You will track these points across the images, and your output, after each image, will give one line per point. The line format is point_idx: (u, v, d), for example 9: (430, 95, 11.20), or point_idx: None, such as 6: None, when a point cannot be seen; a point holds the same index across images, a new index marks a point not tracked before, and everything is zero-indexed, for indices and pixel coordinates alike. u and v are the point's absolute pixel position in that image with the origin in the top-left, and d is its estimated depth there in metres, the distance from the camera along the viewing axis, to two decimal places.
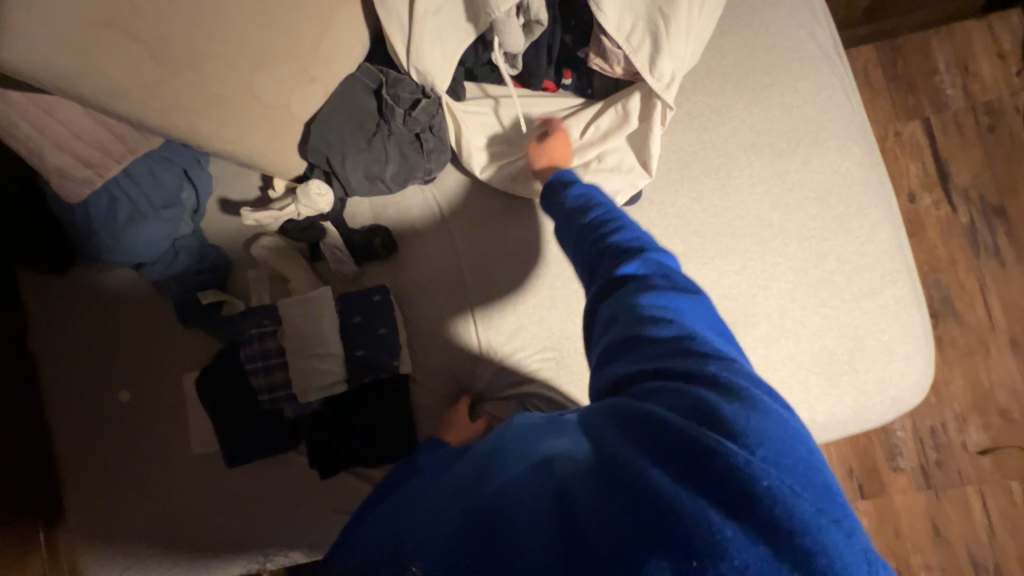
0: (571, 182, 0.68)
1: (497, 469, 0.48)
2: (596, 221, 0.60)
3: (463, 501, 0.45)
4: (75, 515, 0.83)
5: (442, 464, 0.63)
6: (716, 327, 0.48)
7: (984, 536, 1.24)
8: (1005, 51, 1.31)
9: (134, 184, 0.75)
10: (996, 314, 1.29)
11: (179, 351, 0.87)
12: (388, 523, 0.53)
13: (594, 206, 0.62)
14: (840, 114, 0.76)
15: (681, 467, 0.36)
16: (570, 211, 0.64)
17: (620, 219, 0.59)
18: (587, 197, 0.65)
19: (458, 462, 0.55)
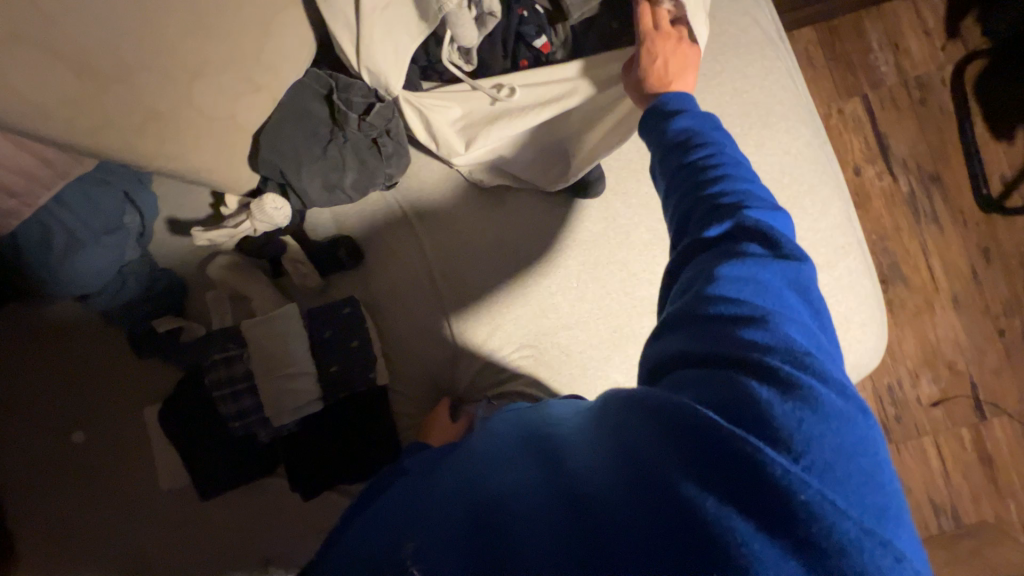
0: (679, 111, 0.56)
1: (504, 459, 0.51)
2: (694, 165, 0.52)
3: (465, 494, 0.49)
4: (38, 568, 0.78)
5: (427, 472, 0.63)
6: (803, 310, 0.44)
7: (941, 480, 1.34)
8: (931, 27, 1.39)
9: (66, 210, 0.69)
10: (938, 275, 1.38)
11: (137, 382, 0.82)
12: (381, 540, 0.54)
13: (700, 145, 0.53)
14: (788, 95, 0.77)
15: (717, 471, 0.36)
16: (670, 147, 0.55)
17: (726, 166, 0.51)
18: (695, 132, 0.54)
19: (450, 471, 0.56)
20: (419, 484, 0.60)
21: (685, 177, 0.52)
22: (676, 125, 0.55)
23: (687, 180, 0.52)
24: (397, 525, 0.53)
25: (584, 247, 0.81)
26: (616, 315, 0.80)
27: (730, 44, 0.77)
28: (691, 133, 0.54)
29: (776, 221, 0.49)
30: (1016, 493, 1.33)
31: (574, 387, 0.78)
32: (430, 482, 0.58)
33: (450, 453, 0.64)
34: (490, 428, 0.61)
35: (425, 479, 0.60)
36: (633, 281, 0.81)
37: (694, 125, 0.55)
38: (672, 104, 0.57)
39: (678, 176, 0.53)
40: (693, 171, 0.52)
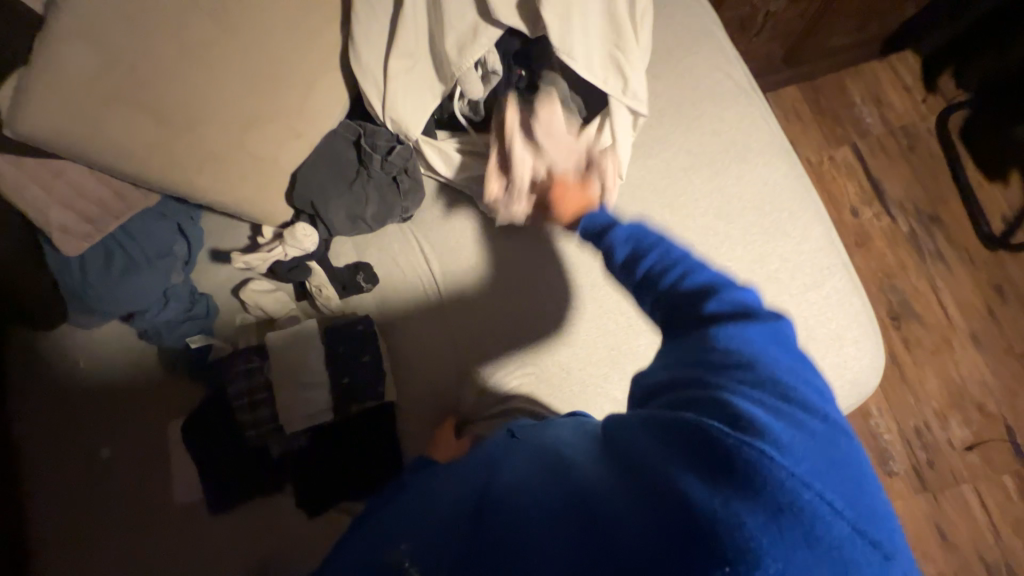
0: (611, 225, 0.63)
1: (518, 482, 0.51)
2: (648, 275, 0.58)
3: (473, 528, 0.48)
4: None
5: (432, 481, 0.66)
6: (788, 354, 0.48)
7: (988, 534, 1.24)
8: (909, 83, 1.50)
9: (130, 238, 0.81)
10: (952, 312, 1.36)
11: (166, 398, 0.88)
12: (389, 544, 0.56)
13: (648, 253, 0.59)
14: (763, 134, 0.84)
15: (723, 474, 0.38)
16: (621, 263, 0.60)
17: (680, 263, 0.56)
18: (640, 238, 0.60)
19: (460, 483, 0.59)
20: (424, 496, 0.62)
21: (644, 289, 0.58)
22: (621, 237, 0.61)
23: (653, 288, 0.57)
24: (401, 537, 0.55)
25: (583, 272, 0.86)
26: (613, 334, 0.83)
27: (707, 93, 0.85)
28: (637, 245, 0.60)
29: (746, 294, 0.53)
30: None
31: (574, 404, 0.80)
32: (436, 498, 0.59)
33: (456, 467, 0.66)
34: (498, 449, 0.63)
35: (433, 495, 0.62)
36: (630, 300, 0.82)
37: (637, 234, 0.60)
38: (608, 222, 0.63)
39: (644, 284, 0.58)
40: (653, 281, 0.57)
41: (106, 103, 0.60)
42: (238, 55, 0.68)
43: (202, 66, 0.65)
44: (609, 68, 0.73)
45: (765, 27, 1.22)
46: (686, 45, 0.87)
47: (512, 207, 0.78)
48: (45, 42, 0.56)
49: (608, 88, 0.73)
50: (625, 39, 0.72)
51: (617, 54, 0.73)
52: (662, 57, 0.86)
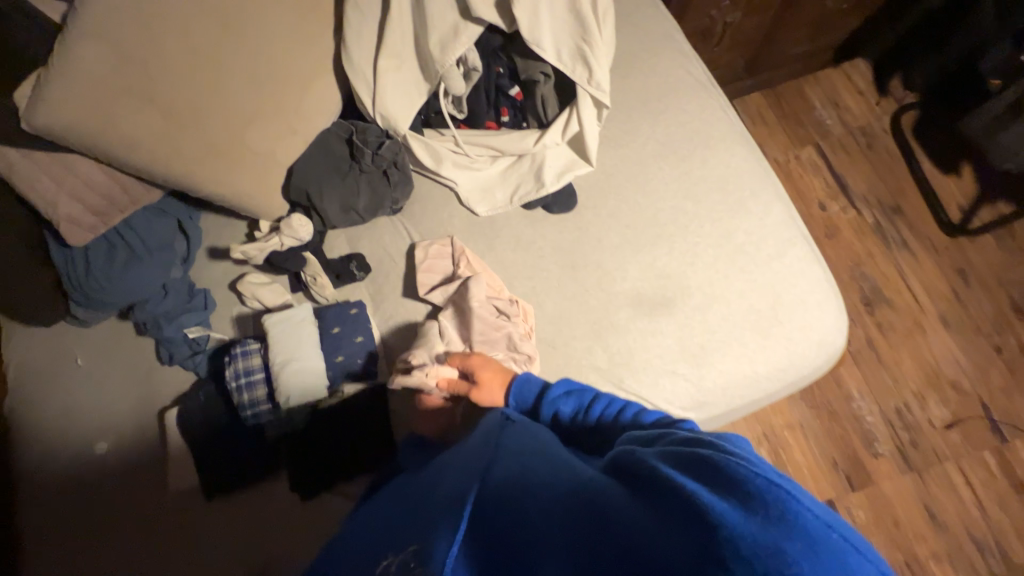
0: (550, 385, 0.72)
1: (524, 478, 0.49)
2: (596, 419, 0.66)
3: (474, 519, 0.46)
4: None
5: (417, 483, 0.65)
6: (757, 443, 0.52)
7: (975, 511, 1.27)
8: (863, 88, 1.62)
9: (133, 232, 0.85)
10: (921, 297, 1.43)
11: (164, 390, 0.90)
12: (387, 528, 0.57)
13: (594, 404, 0.68)
14: (722, 122, 0.91)
15: (739, 495, 0.37)
16: (570, 415, 0.68)
17: (623, 408, 0.66)
18: (583, 396, 0.69)
19: (450, 478, 0.57)
20: (418, 488, 0.63)
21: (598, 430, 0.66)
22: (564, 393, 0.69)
23: (607, 432, 0.65)
24: (398, 530, 0.54)
25: (566, 253, 0.87)
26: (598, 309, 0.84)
27: (670, 88, 0.93)
28: (577, 400, 0.69)
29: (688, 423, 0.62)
30: None
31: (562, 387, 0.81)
32: (433, 490, 0.58)
33: (451, 455, 0.67)
34: (494, 433, 0.62)
35: (427, 488, 0.61)
36: (607, 278, 0.85)
37: (575, 390, 0.70)
38: (543, 383, 0.72)
39: (597, 433, 0.66)
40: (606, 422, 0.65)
41: (119, 99, 0.68)
42: (236, 55, 0.74)
43: (206, 67, 0.73)
44: (576, 60, 0.80)
45: (724, 37, 1.33)
46: (649, 47, 0.95)
47: (426, 373, 0.76)
48: (66, 43, 0.65)
49: (576, 78, 0.81)
50: (591, 31, 0.78)
51: (584, 45, 0.79)
52: (628, 58, 0.95)
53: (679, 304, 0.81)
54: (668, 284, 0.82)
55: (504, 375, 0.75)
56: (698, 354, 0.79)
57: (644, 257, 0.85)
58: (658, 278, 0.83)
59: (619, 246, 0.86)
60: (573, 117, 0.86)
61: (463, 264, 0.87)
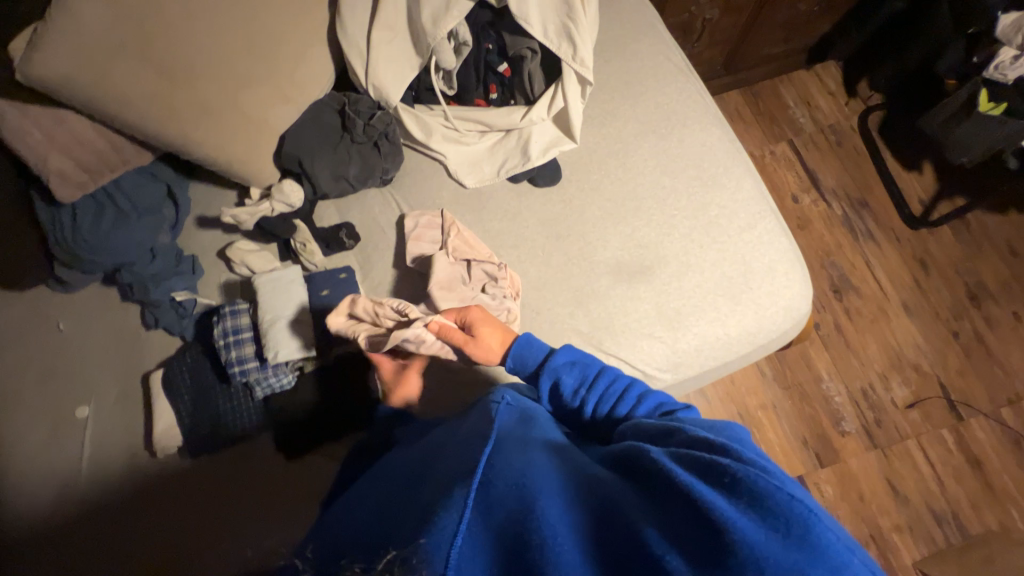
0: (555, 352, 0.72)
1: (531, 463, 0.49)
2: (597, 393, 0.68)
3: (481, 499, 0.45)
4: (38, 541, 0.79)
5: (408, 459, 0.65)
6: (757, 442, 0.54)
7: (934, 485, 1.34)
8: (833, 89, 1.71)
9: (122, 193, 0.86)
10: (885, 285, 1.51)
11: (147, 353, 0.89)
12: (381, 501, 0.56)
13: (596, 378, 0.69)
14: (698, 105, 0.97)
15: (761, 511, 0.38)
16: (570, 386, 0.69)
17: (624, 387, 0.68)
18: (585, 368, 0.70)
19: (447, 460, 0.55)
20: (413, 462, 0.62)
21: (596, 402, 0.68)
22: (568, 364, 0.70)
23: (606, 406, 0.67)
24: (392, 507, 0.53)
25: (551, 224, 0.91)
26: (579, 278, 0.87)
27: (651, 72, 0.99)
28: (581, 372, 0.70)
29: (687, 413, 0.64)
30: (1012, 497, 1.32)
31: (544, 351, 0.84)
32: (429, 469, 0.57)
33: (446, 430, 0.67)
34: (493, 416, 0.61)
35: (421, 465, 0.60)
36: (590, 247, 0.89)
37: (578, 362, 0.71)
38: (548, 350, 0.73)
39: (596, 407, 0.68)
40: (606, 398, 0.67)
41: (115, 55, 0.70)
42: (235, 23, 0.78)
43: (202, 29, 0.75)
44: (561, 36, 0.85)
45: (704, 34, 1.40)
46: (632, 33, 1.01)
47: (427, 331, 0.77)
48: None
49: (560, 54, 0.85)
50: (575, 12, 0.83)
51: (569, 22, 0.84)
52: (611, 43, 1.00)
53: (656, 272, 0.86)
54: (646, 253, 0.87)
55: (504, 333, 0.76)
56: (674, 318, 0.83)
57: (624, 228, 0.89)
58: (638, 248, 0.87)
59: (601, 217, 0.90)
60: (558, 94, 0.91)
61: (453, 236, 0.89)
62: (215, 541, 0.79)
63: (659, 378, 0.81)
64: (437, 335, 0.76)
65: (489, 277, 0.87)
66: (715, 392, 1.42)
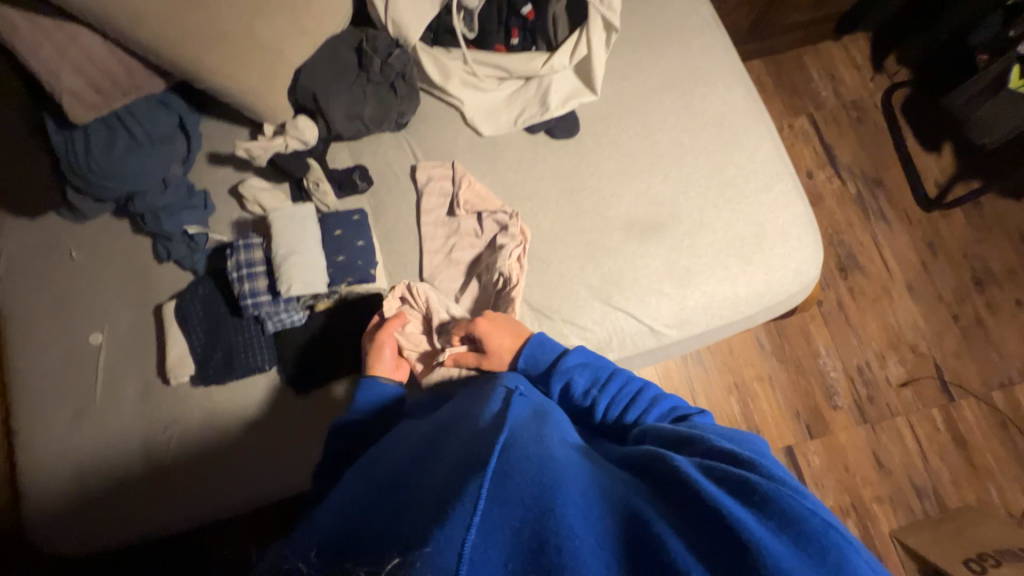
0: (567, 352, 0.72)
1: (548, 458, 0.46)
2: (610, 395, 0.68)
3: (495, 491, 0.42)
4: (57, 458, 0.83)
5: (408, 437, 0.62)
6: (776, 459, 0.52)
7: (918, 461, 1.38)
8: (860, 62, 1.65)
9: (134, 119, 0.84)
10: (891, 265, 1.51)
11: (158, 284, 0.90)
12: (381, 484, 0.52)
13: (609, 381, 0.68)
14: (723, 61, 0.95)
15: (795, 535, 0.36)
16: (582, 389, 0.69)
17: (637, 392, 0.67)
18: (596, 371, 0.70)
19: (454, 441, 0.53)
20: (413, 443, 0.58)
21: (608, 404, 0.67)
22: (579, 367, 0.70)
23: (619, 410, 0.66)
24: (390, 495, 0.48)
25: (565, 177, 0.90)
26: (591, 231, 0.87)
27: (676, 25, 0.96)
28: (593, 374, 0.70)
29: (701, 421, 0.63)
30: (992, 475, 1.36)
31: (554, 301, 0.85)
32: (435, 453, 0.53)
33: (452, 407, 0.65)
34: (504, 403, 0.57)
35: (424, 448, 0.56)
36: (604, 202, 0.88)
37: (590, 365, 0.71)
38: (560, 350, 0.73)
39: (608, 409, 0.67)
40: (619, 402, 0.67)
41: None
42: None
43: None
44: None
45: None
46: None
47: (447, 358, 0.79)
48: None
49: None
50: None
51: None
52: None
53: (669, 229, 0.86)
54: (660, 210, 0.86)
55: (516, 335, 0.76)
56: (683, 276, 0.84)
57: (640, 184, 0.88)
58: (652, 205, 0.87)
59: (617, 173, 0.89)
60: (580, 41, 0.90)
61: (464, 188, 0.89)
62: (228, 465, 0.83)
63: (664, 334, 0.83)
64: (454, 365, 0.78)
65: (500, 226, 0.88)
66: (712, 361, 1.44)
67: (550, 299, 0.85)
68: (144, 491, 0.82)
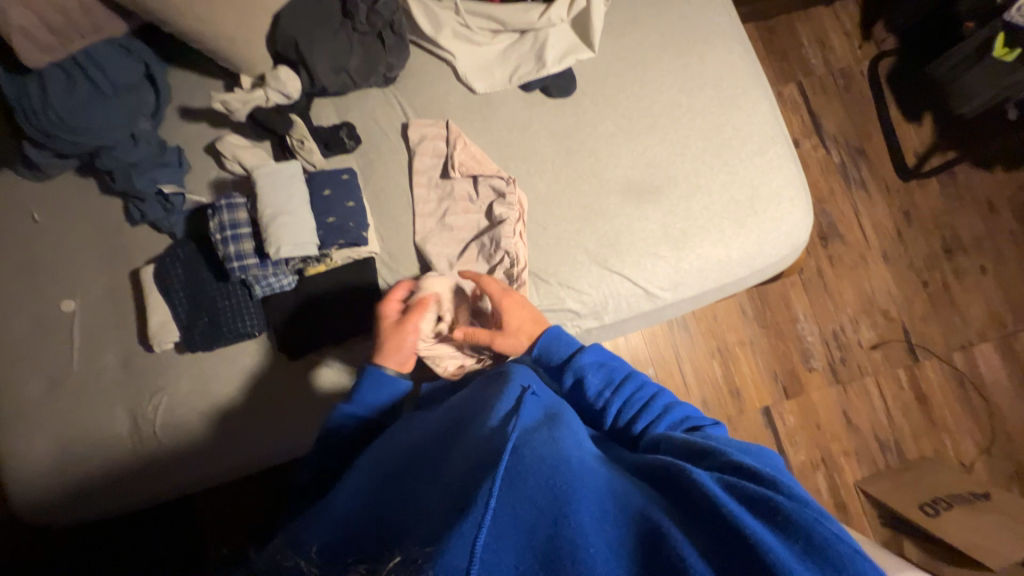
0: (581, 349, 0.69)
1: (563, 460, 0.46)
2: (623, 397, 0.66)
3: (509, 495, 0.43)
4: (36, 428, 0.80)
5: (413, 434, 0.61)
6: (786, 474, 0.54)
7: (883, 417, 1.47)
8: (850, 29, 1.64)
9: (95, 66, 0.77)
10: (868, 233, 1.56)
11: (131, 246, 0.85)
12: (387, 478, 0.53)
13: (624, 383, 0.67)
14: (722, 19, 0.92)
15: (818, 559, 0.38)
16: (596, 389, 0.67)
17: (653, 398, 0.66)
18: (610, 371, 0.68)
19: (465, 441, 0.51)
20: (419, 442, 0.58)
21: (620, 408, 0.65)
22: (594, 366, 0.68)
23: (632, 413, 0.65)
24: (400, 499, 0.48)
25: (562, 137, 0.88)
26: (587, 193, 0.86)
27: None
28: (607, 374, 0.68)
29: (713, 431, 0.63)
30: (948, 430, 1.47)
31: (550, 264, 0.84)
32: (444, 447, 0.54)
33: (459, 403, 0.64)
34: (516, 403, 0.56)
35: (431, 443, 0.57)
36: (600, 164, 0.87)
37: (604, 365, 0.69)
38: (574, 346, 0.71)
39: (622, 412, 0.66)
40: (634, 405, 0.65)
41: None
42: None
43: None
44: None
45: None
46: None
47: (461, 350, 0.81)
48: None
49: None
50: None
51: None
52: None
53: (666, 192, 0.85)
54: (657, 172, 0.86)
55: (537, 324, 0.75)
56: (678, 238, 0.84)
57: (637, 145, 0.87)
58: (649, 167, 0.86)
59: (614, 133, 0.88)
60: None
61: (459, 149, 0.85)
62: (217, 433, 0.81)
63: (659, 297, 0.84)
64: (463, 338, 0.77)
65: (498, 192, 0.86)
66: (697, 326, 1.48)
67: (546, 262, 0.84)
68: (131, 461, 0.80)
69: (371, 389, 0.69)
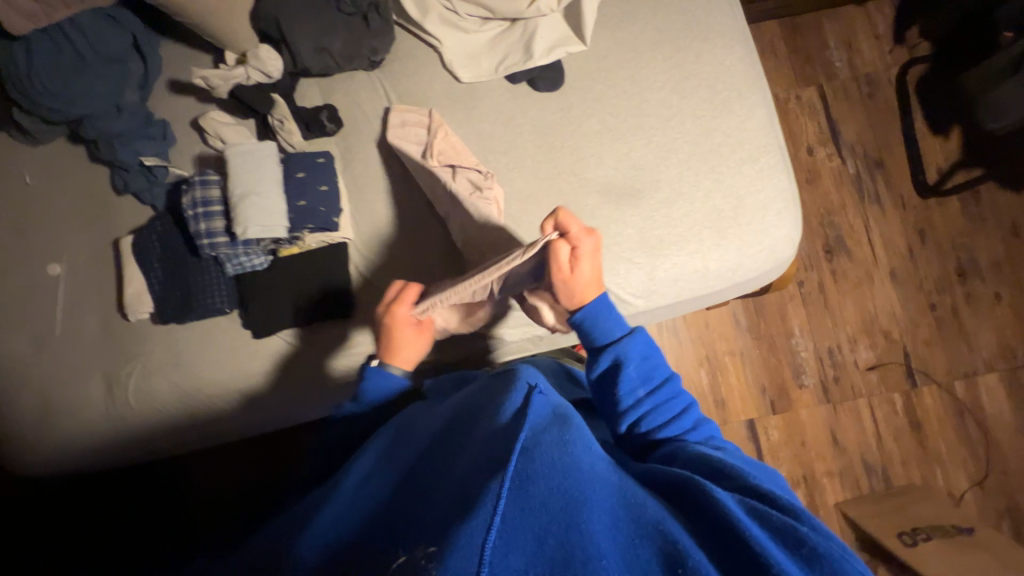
0: (628, 335, 0.68)
1: (574, 466, 0.44)
2: (655, 401, 0.65)
3: (520, 496, 0.39)
4: (18, 384, 0.83)
5: (415, 435, 0.59)
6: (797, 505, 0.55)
7: (873, 440, 1.43)
8: (881, 31, 1.55)
9: (81, 36, 0.78)
10: (878, 250, 1.49)
11: (114, 216, 0.87)
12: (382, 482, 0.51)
13: (659, 384, 0.66)
14: (724, 17, 0.87)
15: None
16: (630, 382, 0.66)
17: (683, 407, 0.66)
18: (649, 368, 0.67)
19: (472, 441, 0.49)
20: (421, 445, 0.56)
21: (648, 411, 0.65)
22: (637, 356, 0.67)
23: (659, 416, 0.65)
24: (398, 501, 0.46)
25: (545, 132, 0.86)
26: (565, 192, 0.84)
27: None
28: (648, 370, 0.67)
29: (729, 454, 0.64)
30: (941, 459, 1.42)
31: None
32: (448, 445, 0.52)
33: (467, 399, 0.62)
34: (525, 400, 0.52)
35: (435, 442, 0.55)
36: (582, 163, 0.84)
37: (646, 358, 0.67)
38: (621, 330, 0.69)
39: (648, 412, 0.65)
40: (663, 409, 0.65)
41: None
42: None
43: None
44: None
45: None
46: None
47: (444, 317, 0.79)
48: None
49: None
50: None
51: None
52: None
53: (647, 196, 0.83)
54: (641, 175, 0.83)
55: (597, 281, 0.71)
56: (656, 245, 0.82)
57: (621, 145, 0.84)
58: (633, 169, 0.83)
59: (598, 131, 0.85)
60: None
61: (438, 138, 0.84)
62: (186, 402, 0.84)
63: (630, 303, 0.82)
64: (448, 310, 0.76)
65: (474, 185, 0.82)
66: (687, 333, 1.45)
67: None
68: (105, 423, 0.83)
69: (377, 384, 0.70)
